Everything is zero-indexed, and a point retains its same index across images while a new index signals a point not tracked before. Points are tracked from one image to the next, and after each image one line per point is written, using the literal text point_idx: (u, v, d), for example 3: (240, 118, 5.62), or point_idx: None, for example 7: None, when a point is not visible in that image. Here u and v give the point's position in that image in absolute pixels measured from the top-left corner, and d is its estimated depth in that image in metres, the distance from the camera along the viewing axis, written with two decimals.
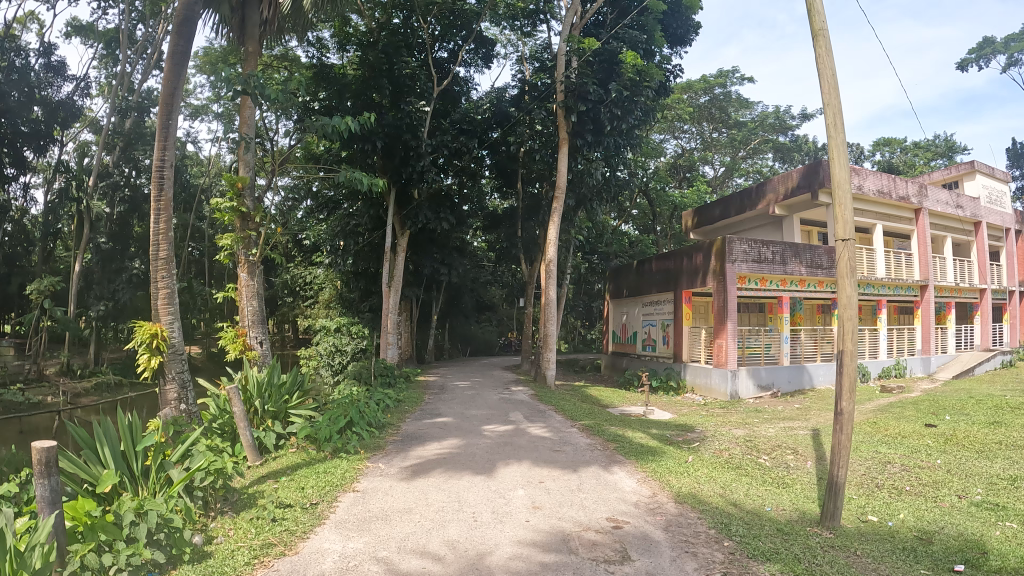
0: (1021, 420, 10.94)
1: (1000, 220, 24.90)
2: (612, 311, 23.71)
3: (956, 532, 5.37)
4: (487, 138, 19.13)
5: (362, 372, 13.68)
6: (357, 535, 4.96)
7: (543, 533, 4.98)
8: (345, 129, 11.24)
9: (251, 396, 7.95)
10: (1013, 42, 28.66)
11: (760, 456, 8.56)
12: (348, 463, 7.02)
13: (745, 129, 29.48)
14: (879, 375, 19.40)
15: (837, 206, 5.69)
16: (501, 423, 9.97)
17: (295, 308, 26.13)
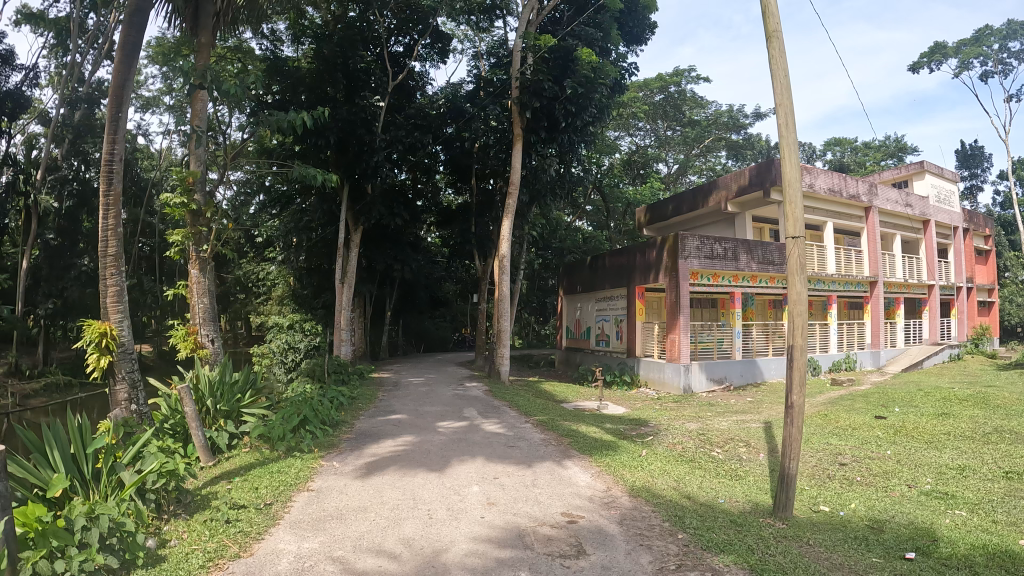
0: (967, 412, 11.34)
1: (948, 219, 25.79)
2: (567, 307, 23.87)
3: (906, 520, 5.54)
4: (441, 135, 18.91)
5: (316, 370, 13.49)
6: (312, 535, 4.88)
7: (499, 529, 4.98)
8: (302, 125, 11.03)
9: (202, 395, 7.79)
10: (964, 47, 29.67)
11: (713, 449, 8.71)
12: (302, 462, 6.91)
13: (699, 128, 29.99)
14: (830, 369, 19.92)
15: (788, 205, 5.79)
16: (456, 419, 9.93)
17: (248, 305, 25.67)
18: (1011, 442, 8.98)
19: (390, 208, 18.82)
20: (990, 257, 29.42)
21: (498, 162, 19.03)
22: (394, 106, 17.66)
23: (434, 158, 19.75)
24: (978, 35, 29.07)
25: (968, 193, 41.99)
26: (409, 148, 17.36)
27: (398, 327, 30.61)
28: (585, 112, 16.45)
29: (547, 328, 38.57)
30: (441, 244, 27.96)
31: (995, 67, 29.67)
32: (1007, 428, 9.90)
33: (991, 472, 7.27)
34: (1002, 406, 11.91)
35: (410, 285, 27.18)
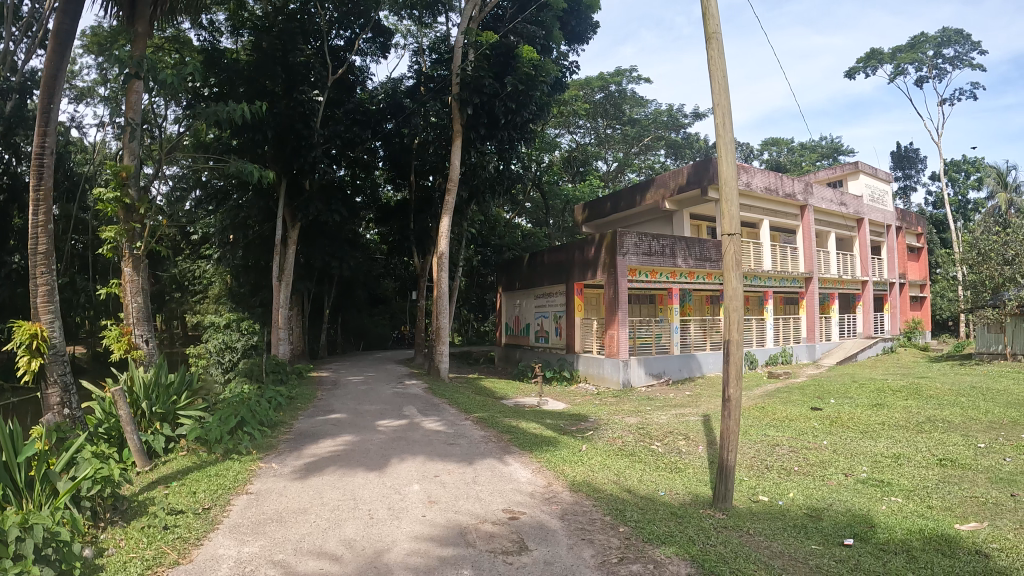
0: (900, 403, 11.83)
1: (881, 217, 26.85)
2: (506, 304, 23.94)
3: (844, 508, 5.74)
4: (381, 131, 18.54)
5: (253, 370, 13.18)
6: (252, 539, 4.76)
7: (440, 527, 4.95)
8: (242, 119, 10.73)
9: (137, 398, 7.52)
10: (899, 53, 30.96)
11: (654, 443, 8.86)
12: (241, 464, 6.75)
13: (638, 127, 30.47)
14: (767, 363, 20.51)
15: (724, 202, 5.93)
16: (396, 418, 9.84)
17: (184, 304, 24.90)
18: (940, 430, 9.43)
19: (329, 204, 18.43)
20: (921, 255, 30.75)
21: (438, 158, 18.99)
22: (334, 101, 17.60)
23: (373, 153, 19.56)
24: (913, 42, 30.31)
25: (901, 192, 43.80)
26: (347, 143, 17.69)
27: (336, 325, 30.21)
28: (525, 109, 16.56)
29: (487, 325, 38.63)
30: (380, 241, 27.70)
31: (929, 73, 31.04)
32: (937, 417, 10.39)
33: (924, 460, 7.60)
34: (932, 396, 12.49)
35: (348, 283, 26.86)
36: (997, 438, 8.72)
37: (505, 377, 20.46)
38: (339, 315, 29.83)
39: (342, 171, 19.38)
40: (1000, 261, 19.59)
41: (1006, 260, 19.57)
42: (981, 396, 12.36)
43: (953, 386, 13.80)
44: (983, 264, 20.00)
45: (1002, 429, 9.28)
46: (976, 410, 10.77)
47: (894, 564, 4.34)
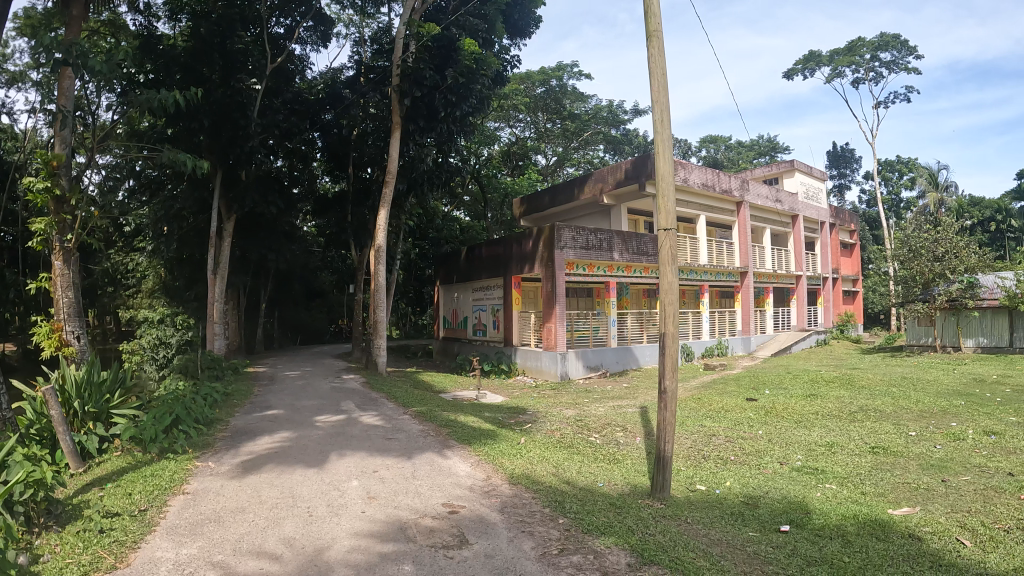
0: (832, 393, 12.25)
1: (815, 213, 27.74)
2: (444, 298, 23.91)
3: (779, 495, 5.91)
4: (319, 120, 18.46)
5: (188, 365, 12.83)
6: (190, 540, 4.63)
7: (380, 523, 4.91)
8: (177, 106, 10.39)
9: (69, 397, 7.21)
10: (837, 56, 31.97)
11: (592, 434, 8.96)
12: (177, 464, 6.55)
13: (579, 122, 30.67)
14: (703, 355, 20.96)
15: (661, 198, 5.99)
16: (333, 413, 9.71)
17: (116, 299, 24.06)
18: (873, 419, 9.80)
19: (265, 195, 18.25)
20: (853, 250, 31.87)
21: (377, 150, 18.97)
22: (272, 90, 16.99)
23: (311, 144, 19.30)
24: (851, 45, 31.31)
25: (835, 189, 45.34)
26: (284, 132, 17.30)
27: (273, 318, 29.67)
28: (464, 102, 16.48)
29: (425, 318, 38.52)
30: (317, 233, 27.33)
31: (866, 75, 32.15)
32: (869, 406, 10.81)
33: (856, 448, 7.88)
34: (864, 386, 12.99)
35: (285, 275, 26.40)
36: (926, 426, 9.11)
37: (443, 370, 20.44)
38: (276, 309, 29.31)
39: (278, 161, 19.16)
40: (931, 257, 20.43)
41: (936, 256, 20.62)
42: (910, 386, 12.92)
43: (884, 376, 14.39)
44: (914, 260, 20.85)
45: (931, 417, 9.71)
46: (907, 400, 11.24)
47: (829, 548, 4.49)
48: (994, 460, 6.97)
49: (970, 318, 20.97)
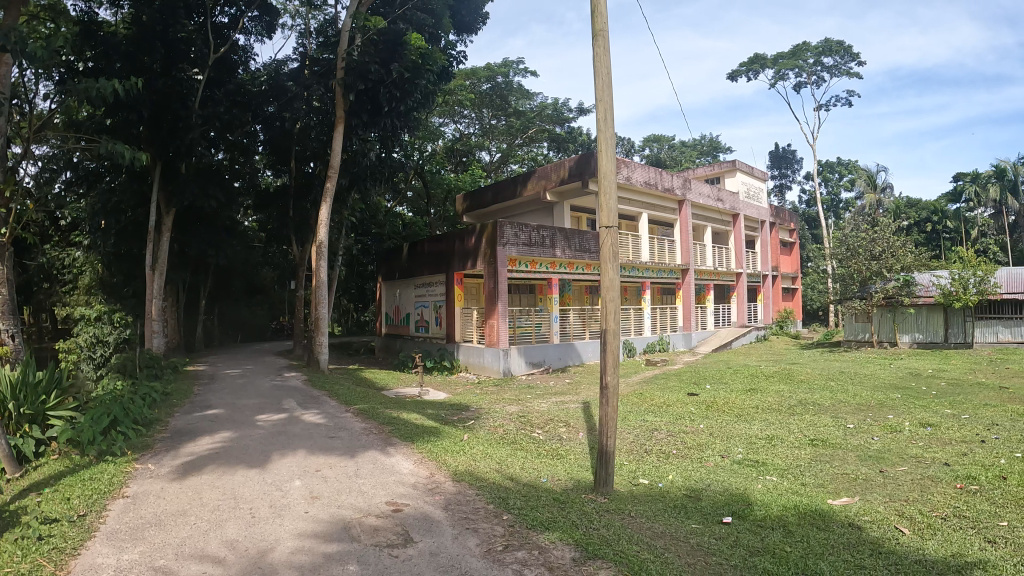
0: (772, 387, 12.60)
1: (756, 212, 28.45)
2: (386, 294, 23.74)
3: (721, 488, 6.04)
4: (261, 113, 18.11)
5: (126, 365, 12.42)
6: (131, 545, 4.49)
7: (324, 523, 4.85)
8: (118, 96, 10.05)
9: (3, 398, 6.93)
10: (781, 59, 32.76)
11: (535, 430, 9.01)
12: (115, 467, 6.34)
13: (524, 118, 30.56)
14: (644, 351, 21.26)
15: (603, 195, 5.99)
16: (275, 412, 9.54)
17: (52, 296, 23.19)
18: (811, 412, 10.10)
19: (206, 189, 17.54)
20: (793, 249, 32.73)
21: (320, 144, 18.59)
22: (214, 81, 16.68)
23: (252, 137, 18.73)
24: (795, 50, 32.13)
25: (777, 189, 46.48)
26: (226, 125, 17.03)
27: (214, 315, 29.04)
28: (409, 98, 16.49)
29: (368, 314, 38.16)
30: (258, 228, 26.87)
31: (808, 79, 33.06)
32: (807, 400, 11.12)
33: (795, 441, 8.09)
34: (803, 380, 13.38)
35: (226, 272, 25.91)
36: (864, 419, 9.40)
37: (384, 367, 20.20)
38: (215, 305, 28.70)
39: (219, 154, 18.47)
40: (868, 256, 21.38)
41: (873, 256, 21.48)
42: (846, 381, 13.35)
43: (822, 371, 14.84)
44: (852, 258, 21.72)
45: (867, 410, 10.05)
46: (843, 394, 11.60)
47: (770, 539, 4.60)
48: (929, 450, 7.24)
49: (907, 315, 21.65)
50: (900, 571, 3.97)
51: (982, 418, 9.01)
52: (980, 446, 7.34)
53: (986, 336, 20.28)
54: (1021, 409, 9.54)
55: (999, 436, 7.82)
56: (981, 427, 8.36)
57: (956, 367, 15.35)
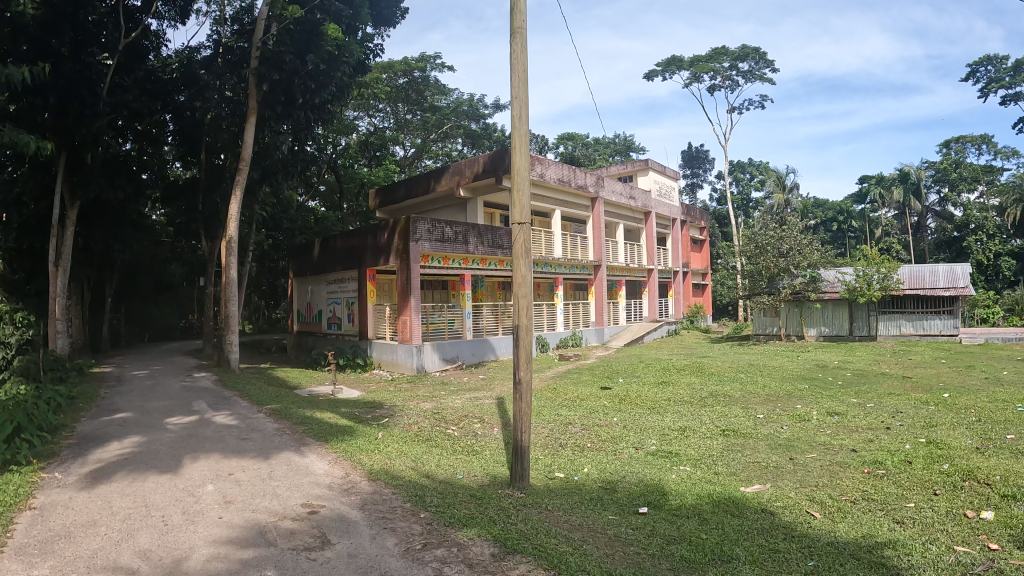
0: (682, 380, 13.00)
1: (667, 211, 29.23)
2: (297, 291, 23.31)
3: (636, 479, 6.13)
4: (171, 101, 17.40)
5: (31, 368, 11.77)
6: (39, 560, 4.24)
7: (239, 528, 4.72)
8: (25, 81, 9.52)
9: None
10: (697, 62, 33.67)
11: (450, 427, 8.99)
12: (20, 477, 5.99)
13: (439, 114, 31.16)
14: (558, 346, 21.48)
15: (516, 192, 6.03)
16: (185, 414, 9.24)
17: None
18: (722, 403, 10.39)
19: (112, 180, 17.28)
20: (703, 246, 33.74)
21: (231, 135, 18.22)
22: (124, 67, 16.16)
23: (162, 127, 18.29)
24: (712, 53, 33.10)
25: (688, 189, 47.87)
26: (134, 113, 16.62)
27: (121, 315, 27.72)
28: (324, 89, 16.29)
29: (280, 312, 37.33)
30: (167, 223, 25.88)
31: (723, 83, 34.23)
32: (718, 392, 11.46)
33: (708, 431, 8.30)
34: (714, 372, 13.81)
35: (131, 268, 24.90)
36: (773, 409, 9.74)
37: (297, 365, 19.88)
38: (122, 304, 27.40)
39: (127, 144, 18.24)
40: (776, 253, 21.90)
41: (781, 253, 21.94)
42: (755, 372, 13.84)
43: (733, 364, 15.36)
44: (760, 255, 22.28)
45: (777, 400, 10.42)
46: (753, 385, 12.01)
47: (686, 527, 4.69)
48: (837, 437, 7.55)
49: (814, 309, 22.74)
50: (814, 553, 4.11)
51: (886, 407, 9.47)
52: (886, 433, 7.70)
53: (889, 330, 21.70)
54: (919, 397, 10.05)
55: (903, 422, 8.22)
56: (885, 415, 8.77)
57: (860, 359, 16.10)
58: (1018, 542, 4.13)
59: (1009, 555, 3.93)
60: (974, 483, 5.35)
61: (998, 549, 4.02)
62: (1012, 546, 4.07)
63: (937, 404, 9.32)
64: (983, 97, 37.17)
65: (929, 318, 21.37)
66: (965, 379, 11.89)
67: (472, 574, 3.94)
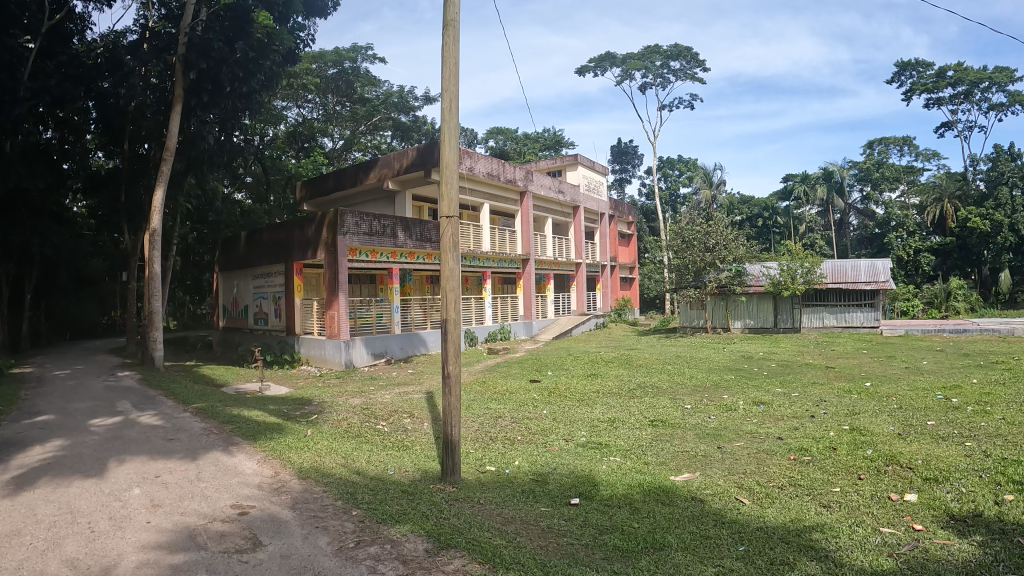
0: (609, 372, 13.17)
1: (595, 205, 29.69)
2: (223, 286, 22.75)
3: (567, 470, 6.17)
4: (94, 88, 17.00)
5: None
6: None
7: (169, 532, 4.60)
8: None
9: None
10: (630, 59, 34.19)
11: (379, 422, 8.92)
12: None
13: (368, 106, 30.93)
14: (486, 340, 21.59)
15: (444, 184, 5.97)
16: (108, 415, 8.95)
17: None
18: (650, 395, 10.55)
19: (31, 170, 16.81)
20: (631, 241, 34.31)
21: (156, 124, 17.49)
22: (45, 50, 15.80)
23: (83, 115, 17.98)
24: (645, 52, 33.70)
25: (617, 184, 48.69)
26: (57, 99, 16.25)
27: (41, 312, 26.45)
28: (253, 78, 16.12)
29: (204, 307, 36.37)
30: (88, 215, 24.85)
31: (654, 80, 34.89)
32: (647, 383, 11.65)
33: (637, 422, 8.42)
34: (641, 365, 14.02)
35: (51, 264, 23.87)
36: (700, 399, 9.92)
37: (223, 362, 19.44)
38: (42, 301, 26.15)
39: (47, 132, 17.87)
40: (703, 248, 22.20)
41: (706, 248, 22.28)
42: (683, 363, 14.12)
43: (661, 356, 15.64)
44: (687, 250, 22.71)
45: (704, 391, 10.63)
46: (681, 376, 12.26)
47: (618, 517, 4.75)
48: (763, 426, 7.74)
49: (739, 302, 23.25)
50: (743, 538, 4.22)
51: (809, 396, 9.75)
52: (810, 421, 7.91)
53: (811, 321, 22.50)
54: (843, 386, 10.38)
55: (826, 411, 8.49)
56: (810, 404, 9.02)
57: (784, 350, 16.56)
58: (940, 522, 4.32)
59: (933, 535, 4.11)
60: (898, 467, 5.58)
61: (922, 530, 4.19)
62: (935, 526, 4.25)
63: (860, 393, 9.63)
64: (908, 100, 38.67)
65: (851, 310, 22.18)
66: (885, 368, 12.33)
67: (406, 570, 3.92)
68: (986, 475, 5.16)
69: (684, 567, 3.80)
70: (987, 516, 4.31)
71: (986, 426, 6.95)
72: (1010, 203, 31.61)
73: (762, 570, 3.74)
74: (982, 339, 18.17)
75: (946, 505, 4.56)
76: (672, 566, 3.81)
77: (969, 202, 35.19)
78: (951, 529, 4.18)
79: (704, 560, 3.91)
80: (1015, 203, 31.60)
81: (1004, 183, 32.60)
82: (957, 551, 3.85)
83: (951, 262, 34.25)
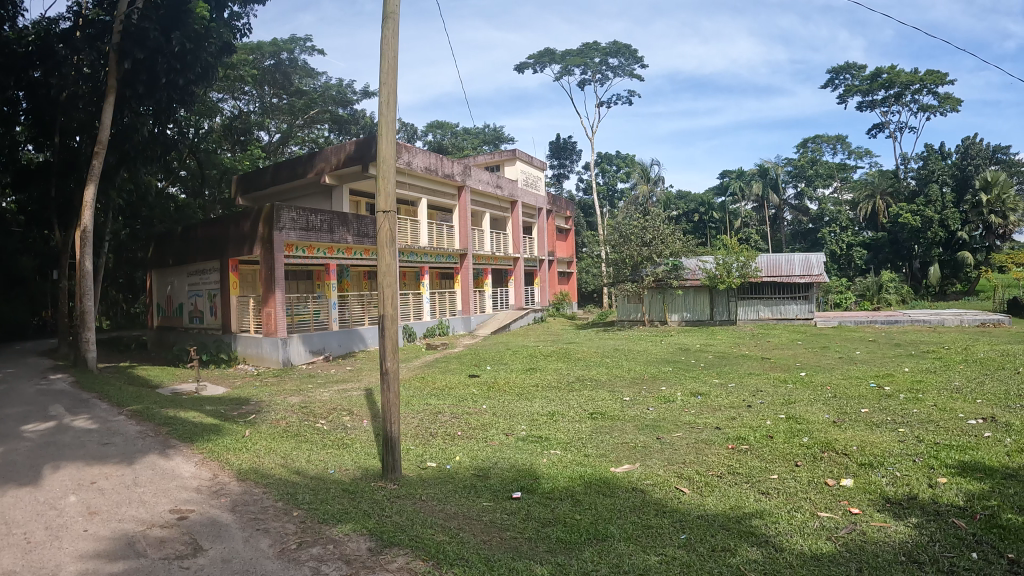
0: (548, 366, 13.28)
1: (533, 200, 29.91)
2: (157, 284, 22.21)
3: (507, 465, 6.18)
4: (25, 77, 16.25)
5: None
6: None
7: (107, 540, 4.48)
8: None
9: None
10: (569, 56, 34.53)
11: (319, 420, 8.84)
12: None
13: (305, 99, 30.63)
14: (424, 335, 21.51)
15: (381, 178, 5.90)
16: (38, 421, 8.66)
17: None
18: (589, 387, 10.67)
19: None
20: (569, 235, 34.81)
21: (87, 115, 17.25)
22: None
23: (14, 106, 17.16)
24: (585, 49, 34.03)
25: (555, 178, 49.03)
26: None
27: None
28: (189, 71, 15.91)
29: (139, 306, 35.31)
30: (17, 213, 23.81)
31: (594, 76, 35.31)
32: (584, 376, 11.78)
33: (577, 415, 8.50)
34: (580, 358, 14.17)
35: None
36: (639, 391, 10.07)
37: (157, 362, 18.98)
38: None
39: None
40: (640, 242, 22.63)
41: (643, 242, 22.72)
42: (621, 356, 14.31)
43: (600, 349, 15.82)
44: (626, 245, 22.97)
45: (643, 383, 10.79)
46: (619, 368, 12.43)
47: (561, 509, 4.79)
48: (702, 416, 7.90)
49: (675, 295, 23.70)
50: (685, 527, 4.30)
51: (745, 386, 9.96)
52: (749, 410, 8.11)
53: (748, 314, 23.05)
54: (779, 376, 10.66)
55: (763, 400, 8.70)
56: (747, 394, 9.24)
57: (721, 341, 16.93)
58: (876, 505, 4.46)
59: (869, 518, 4.25)
60: (833, 454, 5.74)
61: (858, 513, 4.33)
62: (871, 509, 4.40)
63: (795, 383, 9.89)
64: (841, 101, 39.97)
65: (786, 303, 22.84)
66: (820, 359, 12.67)
67: (349, 570, 3.90)
68: (919, 460, 5.35)
69: (626, 556, 3.87)
70: (921, 498, 4.48)
71: (918, 412, 7.21)
72: (940, 200, 32.79)
73: (703, 556, 3.82)
74: (913, 330, 18.83)
75: (882, 489, 4.71)
76: (615, 556, 3.87)
77: (899, 198, 36.98)
78: (887, 512, 4.32)
79: (647, 549, 3.98)
80: (944, 200, 32.81)
81: (935, 181, 34.00)
82: (893, 533, 3.98)
83: (883, 256, 35.87)
